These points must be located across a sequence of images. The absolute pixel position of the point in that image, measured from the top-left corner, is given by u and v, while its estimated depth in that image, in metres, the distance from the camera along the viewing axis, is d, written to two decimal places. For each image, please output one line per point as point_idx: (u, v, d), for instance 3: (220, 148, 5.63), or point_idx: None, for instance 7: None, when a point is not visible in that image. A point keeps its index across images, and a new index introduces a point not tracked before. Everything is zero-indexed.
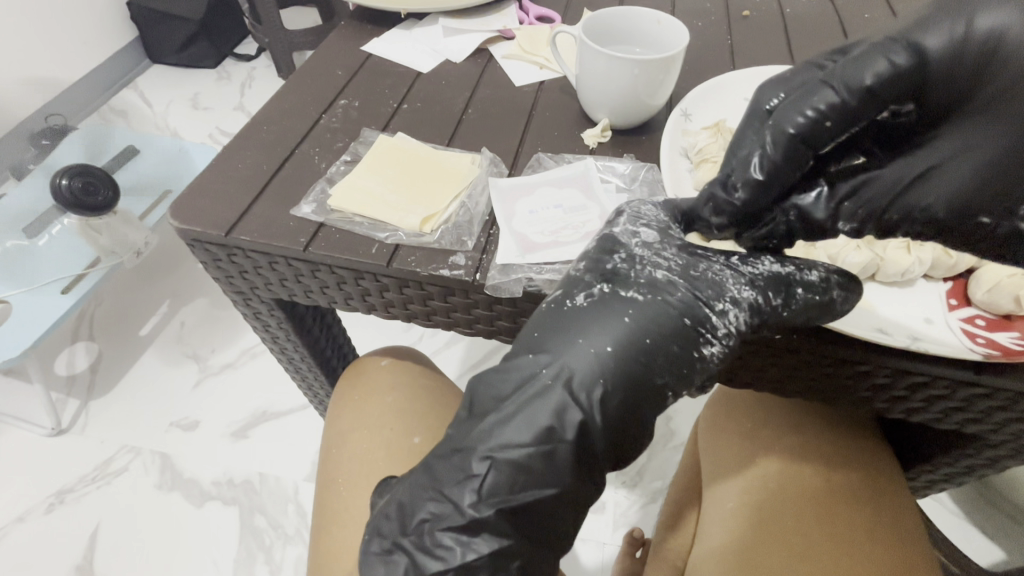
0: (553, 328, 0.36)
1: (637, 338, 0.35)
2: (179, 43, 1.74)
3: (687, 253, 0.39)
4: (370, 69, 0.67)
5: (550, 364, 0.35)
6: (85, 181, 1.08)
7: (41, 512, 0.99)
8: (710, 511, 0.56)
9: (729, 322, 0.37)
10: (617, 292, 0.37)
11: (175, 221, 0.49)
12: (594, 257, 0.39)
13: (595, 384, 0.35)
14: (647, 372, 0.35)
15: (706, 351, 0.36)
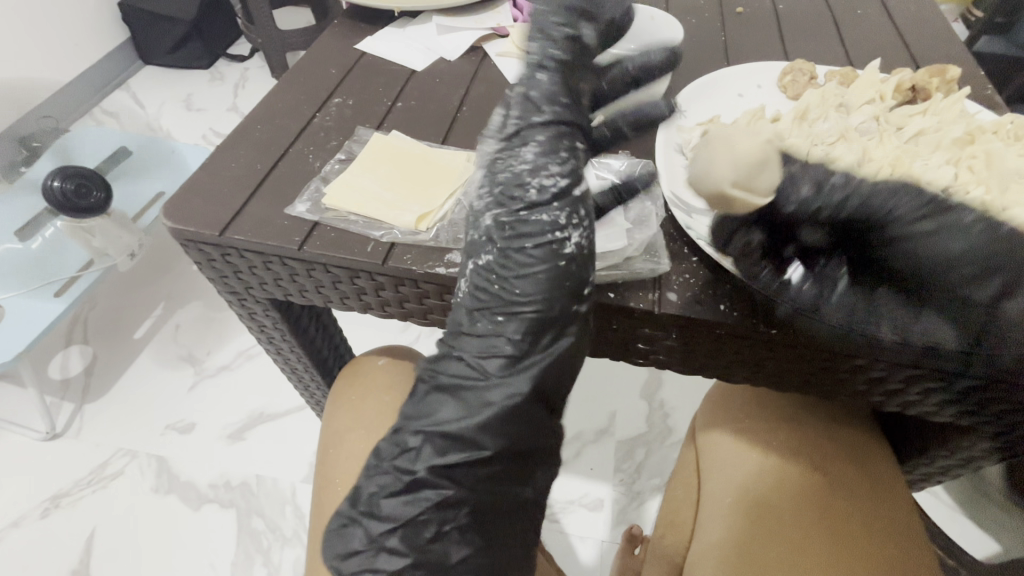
0: (453, 324, 0.40)
1: (509, 289, 0.38)
2: (171, 43, 1.73)
3: (496, 198, 0.39)
4: (363, 68, 0.66)
5: (448, 341, 0.39)
6: (77, 182, 1.06)
7: (36, 517, 0.99)
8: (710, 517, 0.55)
9: (561, 213, 0.38)
10: (483, 266, 0.39)
11: (168, 221, 0.49)
12: (473, 240, 0.41)
13: (507, 333, 0.37)
14: (535, 293, 0.37)
15: (570, 247, 0.38)
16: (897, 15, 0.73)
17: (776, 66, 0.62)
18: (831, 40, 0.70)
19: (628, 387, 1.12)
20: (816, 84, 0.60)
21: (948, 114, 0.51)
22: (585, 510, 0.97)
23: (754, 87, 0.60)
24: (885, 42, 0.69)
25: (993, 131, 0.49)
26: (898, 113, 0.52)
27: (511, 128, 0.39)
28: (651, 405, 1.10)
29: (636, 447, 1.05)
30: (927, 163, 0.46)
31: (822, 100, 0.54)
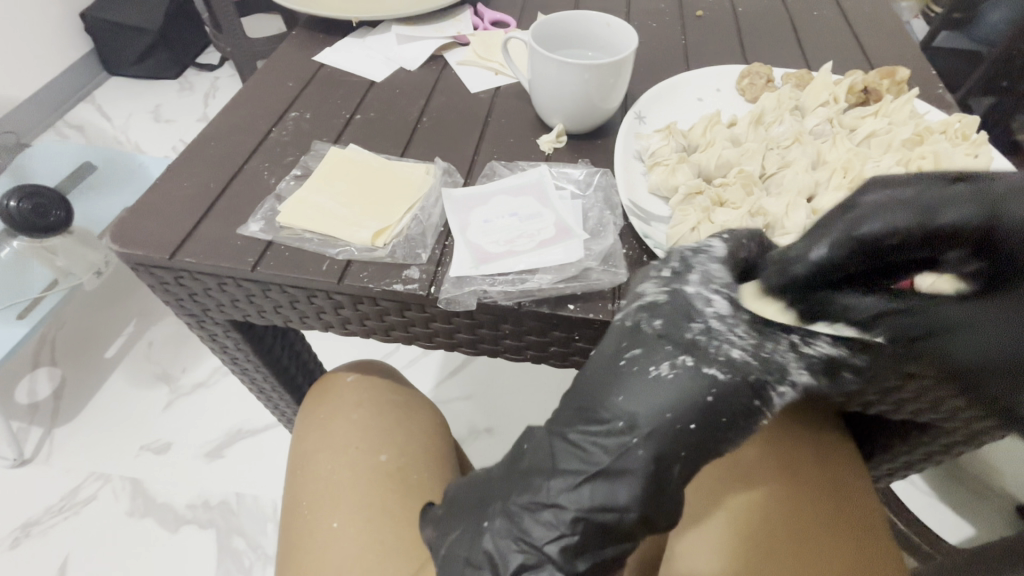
0: (581, 393, 0.36)
1: (685, 397, 0.33)
2: (137, 54, 1.69)
3: (758, 323, 0.36)
4: (322, 79, 0.65)
5: (622, 398, 0.34)
6: (36, 202, 1.02)
7: (5, 546, 0.95)
8: (691, 514, 0.54)
9: (793, 366, 0.35)
10: (647, 358, 0.35)
11: (115, 245, 0.47)
12: (667, 313, 0.36)
13: (647, 427, 0.33)
14: (691, 406, 0.33)
15: (782, 391, 0.34)
16: (852, 16, 0.74)
17: (733, 70, 0.63)
18: (789, 42, 0.71)
19: None
20: (773, 87, 0.60)
21: (900, 115, 0.51)
22: None
23: (714, 91, 0.61)
24: (842, 43, 0.70)
25: (941, 131, 0.49)
26: (850, 115, 0.52)
27: (724, 286, 0.38)
28: None
29: None
30: (876, 165, 0.47)
31: (777, 103, 0.54)
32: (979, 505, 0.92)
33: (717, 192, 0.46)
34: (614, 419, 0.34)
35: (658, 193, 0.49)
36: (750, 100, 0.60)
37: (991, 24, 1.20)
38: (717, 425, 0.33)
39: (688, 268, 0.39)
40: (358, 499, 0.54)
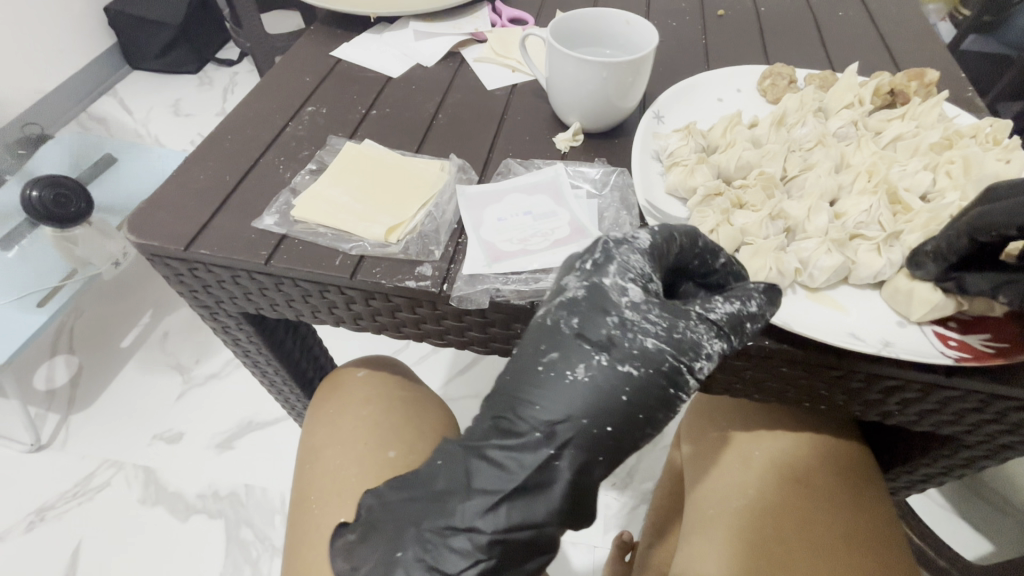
0: (500, 403, 0.35)
1: (599, 400, 0.33)
2: (158, 48, 1.71)
3: (668, 307, 0.35)
4: (339, 75, 0.65)
5: (547, 410, 0.33)
6: (55, 192, 1.04)
7: (21, 530, 0.97)
8: (699, 514, 0.54)
9: (705, 348, 0.34)
10: (564, 362, 0.34)
11: (132, 236, 0.48)
12: (584, 311, 0.35)
13: (562, 435, 0.33)
14: (608, 405, 0.33)
15: (700, 372, 0.34)
16: (878, 17, 0.73)
17: (754, 71, 0.61)
18: (812, 43, 0.69)
19: None
20: (796, 88, 0.59)
21: (928, 118, 0.50)
22: None
23: (735, 91, 0.60)
24: (867, 44, 0.69)
25: (971, 136, 0.48)
26: (876, 117, 0.51)
27: (642, 270, 0.36)
28: None
29: None
30: (903, 169, 0.45)
31: (800, 103, 0.53)
32: (998, 521, 0.89)
33: (737, 194, 0.45)
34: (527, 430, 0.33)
35: (676, 194, 0.48)
36: (772, 101, 0.59)
37: (1022, 26, 1.17)
38: (631, 420, 0.33)
39: (605, 260, 0.36)
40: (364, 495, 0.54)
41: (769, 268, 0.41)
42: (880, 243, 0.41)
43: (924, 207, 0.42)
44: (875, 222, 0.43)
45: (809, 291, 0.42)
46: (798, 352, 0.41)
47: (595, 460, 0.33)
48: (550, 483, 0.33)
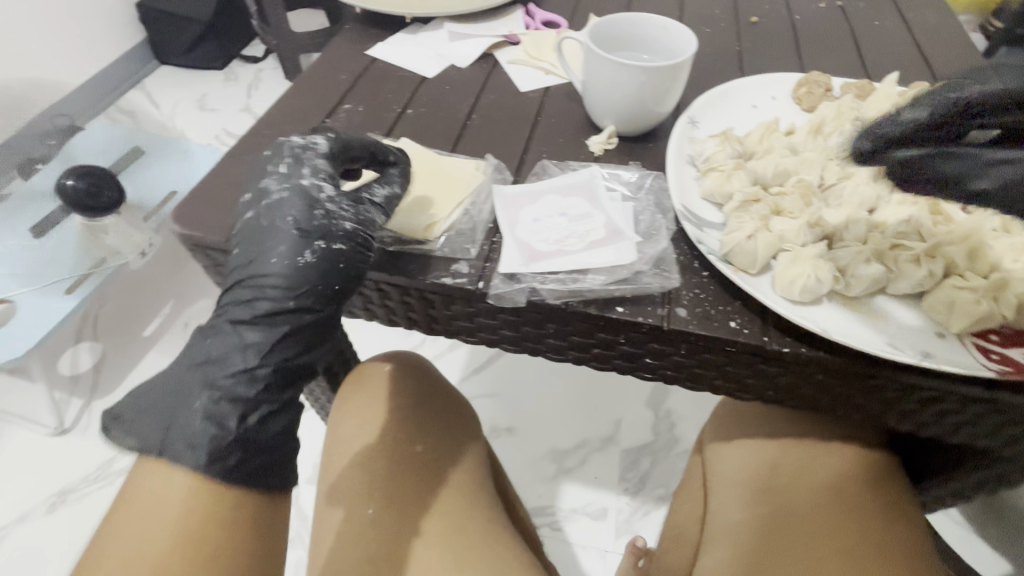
0: (236, 284, 0.40)
1: (295, 266, 0.40)
2: (186, 44, 1.74)
3: (349, 200, 0.44)
4: (374, 73, 0.66)
5: (248, 274, 0.40)
6: (90, 182, 1.07)
7: (43, 511, 0.99)
8: (723, 524, 0.55)
9: (340, 222, 0.42)
10: (257, 238, 0.41)
11: (176, 226, 0.49)
12: (286, 203, 0.41)
13: (281, 291, 0.40)
14: (323, 268, 0.41)
15: (347, 239, 0.42)
16: (912, 27, 0.72)
17: (787, 78, 0.61)
18: (846, 51, 0.69)
19: (633, 397, 1.15)
20: (832, 96, 0.59)
21: None
22: (588, 519, 1.01)
23: (769, 98, 0.60)
24: (902, 54, 0.68)
25: None
26: None
27: (319, 167, 0.44)
28: (657, 414, 1.13)
29: (641, 456, 1.08)
30: None
31: (840, 111, 0.53)
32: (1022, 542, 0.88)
33: (774, 201, 0.46)
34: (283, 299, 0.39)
35: (711, 199, 0.48)
36: (807, 109, 0.59)
37: None
38: (362, 268, 0.43)
39: (296, 165, 0.43)
40: (392, 487, 0.55)
41: (807, 275, 0.41)
42: (922, 253, 0.41)
43: (966, 219, 0.42)
44: (915, 233, 0.43)
45: (846, 300, 0.42)
46: (832, 360, 0.41)
47: (321, 302, 0.41)
48: (293, 329, 0.40)
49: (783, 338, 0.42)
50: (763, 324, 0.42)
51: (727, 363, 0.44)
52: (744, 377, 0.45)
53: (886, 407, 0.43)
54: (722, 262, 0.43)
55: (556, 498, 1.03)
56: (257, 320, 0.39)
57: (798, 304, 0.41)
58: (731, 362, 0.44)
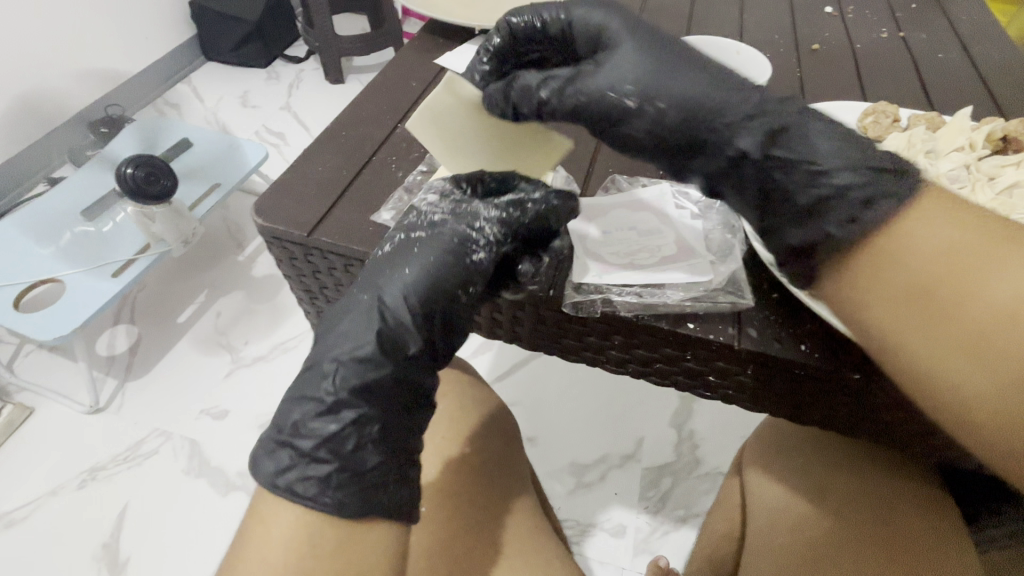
0: (366, 289, 0.43)
1: (424, 274, 0.42)
2: (234, 43, 1.80)
3: (495, 211, 0.44)
4: (443, 82, 0.68)
5: (403, 236, 0.45)
6: (148, 170, 1.11)
7: (73, 487, 1.02)
8: (773, 544, 0.56)
9: (478, 239, 0.43)
10: (396, 249, 0.44)
11: (258, 218, 0.51)
12: (424, 223, 0.44)
13: (404, 301, 0.41)
14: (449, 277, 0.42)
15: (476, 253, 0.43)
16: (972, 62, 0.72)
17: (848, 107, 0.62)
18: (907, 84, 0.69)
19: (658, 415, 1.15)
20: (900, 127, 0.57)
21: None
22: (607, 535, 1.01)
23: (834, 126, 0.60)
24: (963, 88, 0.68)
25: None
26: (989, 163, 0.51)
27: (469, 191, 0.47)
28: (680, 433, 1.13)
29: (662, 476, 1.07)
30: None
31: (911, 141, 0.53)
32: None
33: None
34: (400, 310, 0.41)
35: None
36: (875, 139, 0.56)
37: None
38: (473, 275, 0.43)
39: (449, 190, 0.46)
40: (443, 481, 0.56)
41: None
42: None
43: None
44: None
45: None
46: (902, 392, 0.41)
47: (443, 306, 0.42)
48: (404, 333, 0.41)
49: (856, 367, 0.42)
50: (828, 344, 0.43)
51: (791, 385, 0.45)
52: (805, 400, 0.46)
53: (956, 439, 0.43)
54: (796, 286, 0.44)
55: (575, 512, 1.03)
56: (387, 326, 0.41)
57: None
58: (795, 387, 0.45)
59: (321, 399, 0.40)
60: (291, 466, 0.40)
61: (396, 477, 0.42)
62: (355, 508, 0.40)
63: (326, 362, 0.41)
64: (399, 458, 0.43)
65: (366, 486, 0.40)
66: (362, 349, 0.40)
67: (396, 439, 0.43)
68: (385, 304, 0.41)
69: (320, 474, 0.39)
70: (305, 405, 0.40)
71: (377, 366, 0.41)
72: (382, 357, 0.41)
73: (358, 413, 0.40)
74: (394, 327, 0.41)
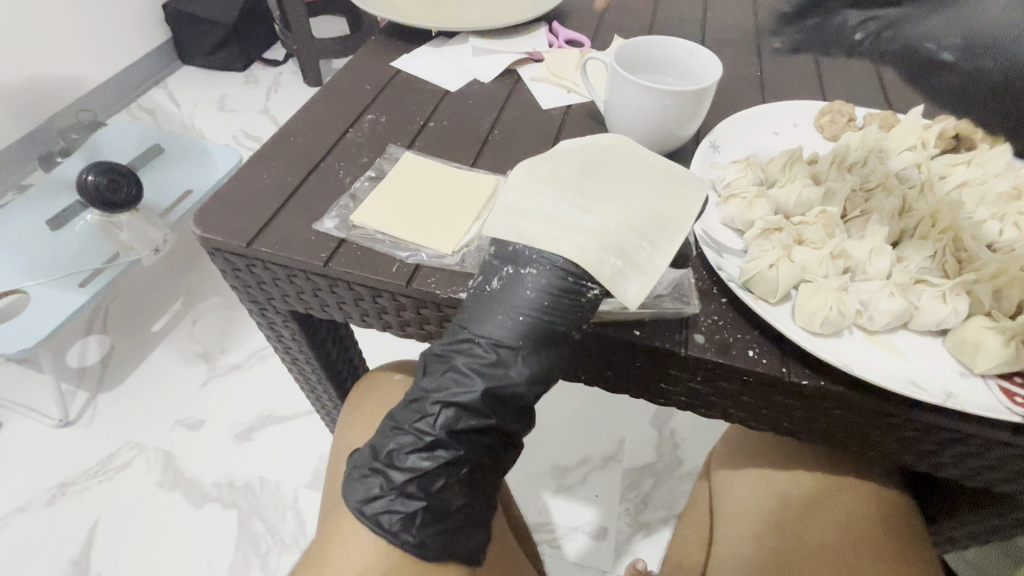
0: (466, 323, 0.40)
1: (527, 322, 0.38)
2: (210, 46, 1.77)
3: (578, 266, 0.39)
4: (398, 85, 0.67)
5: (512, 269, 0.40)
6: (109, 178, 1.08)
7: (43, 503, 0.99)
8: (729, 549, 0.55)
9: (580, 282, 0.39)
10: (503, 280, 0.40)
11: (198, 229, 0.50)
12: (531, 257, 0.39)
13: (503, 350, 0.38)
14: (552, 326, 0.39)
15: (586, 296, 0.39)
16: None
17: (804, 105, 0.61)
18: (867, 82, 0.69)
19: (638, 417, 1.14)
20: (855, 127, 0.59)
21: (996, 165, 0.49)
22: (588, 538, 1.00)
23: (791, 125, 0.60)
24: (923, 85, 0.68)
25: None
26: (939, 162, 0.51)
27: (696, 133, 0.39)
28: (661, 434, 1.12)
29: (643, 477, 1.07)
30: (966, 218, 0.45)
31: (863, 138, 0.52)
32: None
33: (797, 230, 0.45)
34: (498, 361, 0.38)
35: (731, 225, 0.48)
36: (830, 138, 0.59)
37: None
38: (580, 319, 0.39)
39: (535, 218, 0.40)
40: None
41: (830, 307, 0.40)
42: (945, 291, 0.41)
43: (993, 258, 0.42)
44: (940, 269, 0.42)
45: (869, 334, 0.42)
46: (853, 398, 0.40)
47: (544, 359, 0.39)
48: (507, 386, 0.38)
49: (803, 371, 0.41)
50: (774, 349, 0.42)
51: (742, 394, 0.44)
52: (753, 407, 0.45)
53: (903, 444, 0.43)
54: (741, 290, 0.43)
55: (555, 516, 1.02)
56: (481, 376, 0.38)
57: (816, 336, 0.41)
58: (747, 392, 0.44)
59: (420, 434, 0.39)
60: (380, 496, 0.39)
61: (474, 520, 0.42)
62: (437, 546, 0.40)
63: (429, 402, 0.39)
64: (479, 500, 0.43)
65: (449, 528, 0.40)
66: (462, 396, 0.38)
67: (477, 485, 0.42)
68: (484, 348, 0.38)
69: (409, 509, 0.39)
70: (402, 437, 0.40)
71: (479, 415, 0.39)
72: (486, 407, 0.39)
73: (453, 455, 0.39)
74: (486, 375, 0.38)
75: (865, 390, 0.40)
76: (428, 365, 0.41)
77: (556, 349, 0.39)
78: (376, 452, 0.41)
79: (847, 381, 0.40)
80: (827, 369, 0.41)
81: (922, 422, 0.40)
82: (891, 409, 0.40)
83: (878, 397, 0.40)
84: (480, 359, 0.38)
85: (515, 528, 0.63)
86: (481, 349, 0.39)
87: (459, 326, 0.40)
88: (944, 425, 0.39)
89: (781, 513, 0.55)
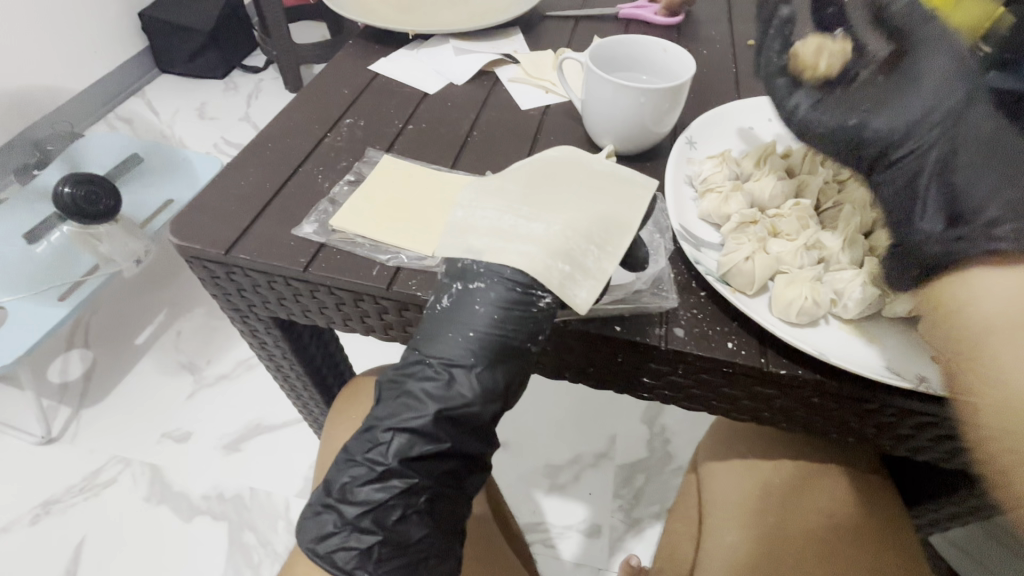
0: (420, 345, 0.40)
1: (477, 338, 0.39)
2: (188, 54, 1.75)
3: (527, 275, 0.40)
4: (376, 89, 0.67)
5: (461, 285, 0.40)
6: (87, 189, 1.07)
7: (26, 522, 0.97)
8: (717, 542, 0.54)
9: (529, 291, 0.39)
10: (453, 297, 0.40)
11: (174, 237, 0.49)
12: (478, 272, 0.40)
13: (454, 368, 0.39)
14: (505, 338, 0.39)
15: (538, 305, 0.40)
16: None
17: None
18: None
19: (628, 413, 1.15)
20: None
21: None
22: (581, 536, 1.00)
23: (765, 120, 0.61)
24: None
25: None
26: None
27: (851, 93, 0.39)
28: (652, 430, 1.13)
29: (635, 473, 1.07)
30: None
31: None
32: None
33: (772, 223, 0.46)
34: (452, 379, 0.38)
35: (710, 220, 0.49)
36: None
37: None
38: (535, 328, 0.40)
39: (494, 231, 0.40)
40: None
41: (804, 298, 0.41)
42: None
43: None
44: None
45: (844, 323, 0.42)
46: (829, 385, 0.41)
47: (501, 372, 0.39)
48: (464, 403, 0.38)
49: (780, 360, 0.42)
50: (747, 339, 0.43)
51: (722, 386, 0.45)
52: (733, 398, 0.46)
53: (880, 431, 0.43)
54: (719, 282, 0.44)
55: (547, 515, 1.02)
56: (434, 398, 0.38)
57: (792, 326, 0.42)
58: (729, 384, 0.44)
59: (372, 465, 0.39)
60: (334, 533, 0.39)
61: (441, 551, 0.41)
62: None
63: (379, 431, 0.39)
64: (445, 530, 0.41)
65: (409, 562, 0.39)
66: (417, 421, 0.38)
67: (443, 512, 0.41)
68: (437, 369, 0.39)
69: (364, 544, 0.38)
70: (355, 470, 0.39)
71: (434, 440, 0.38)
72: (438, 432, 0.38)
73: (408, 484, 0.38)
74: (440, 396, 0.38)
75: (841, 378, 0.41)
76: (383, 392, 0.41)
77: (511, 362, 0.40)
78: (328, 486, 0.40)
79: (825, 370, 0.41)
80: (805, 359, 0.42)
81: (898, 407, 0.40)
82: (868, 396, 0.40)
83: (853, 385, 0.40)
84: (436, 379, 0.39)
85: (506, 529, 0.63)
86: (435, 370, 0.39)
87: (413, 350, 0.41)
88: (920, 409, 0.40)
89: (765, 507, 0.55)
